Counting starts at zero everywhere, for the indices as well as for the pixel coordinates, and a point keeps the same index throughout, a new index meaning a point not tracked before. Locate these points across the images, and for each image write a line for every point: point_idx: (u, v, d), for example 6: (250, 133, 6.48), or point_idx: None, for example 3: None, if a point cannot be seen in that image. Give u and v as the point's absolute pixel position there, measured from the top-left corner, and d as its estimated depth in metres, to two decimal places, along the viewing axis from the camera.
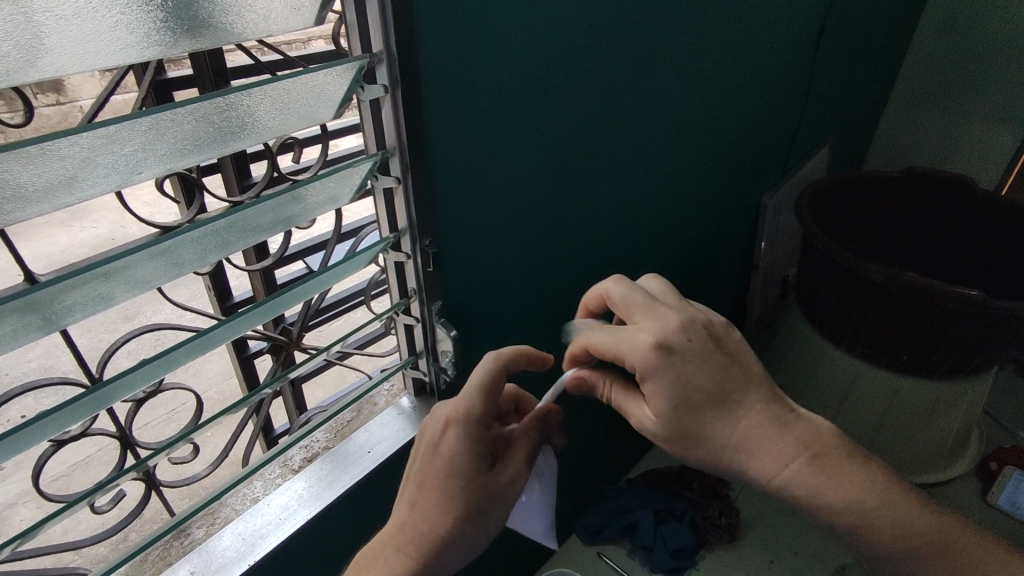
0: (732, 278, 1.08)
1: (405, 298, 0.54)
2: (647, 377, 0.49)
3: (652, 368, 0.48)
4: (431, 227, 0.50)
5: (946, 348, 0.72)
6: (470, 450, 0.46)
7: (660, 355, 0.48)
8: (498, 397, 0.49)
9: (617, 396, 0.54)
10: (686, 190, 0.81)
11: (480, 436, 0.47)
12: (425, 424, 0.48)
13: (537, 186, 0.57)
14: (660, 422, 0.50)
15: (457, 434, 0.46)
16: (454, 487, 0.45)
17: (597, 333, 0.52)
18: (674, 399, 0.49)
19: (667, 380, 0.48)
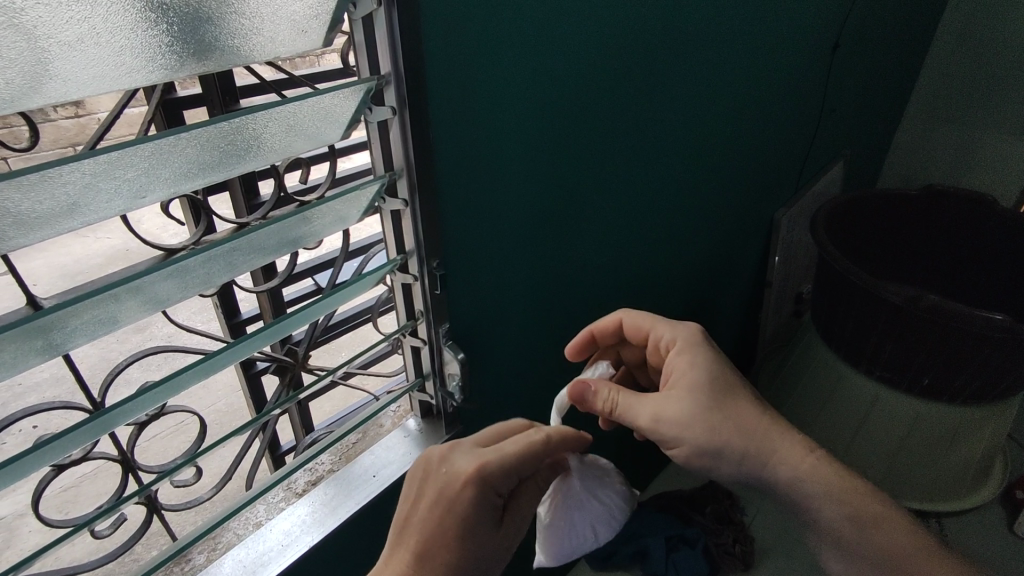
0: (746, 295, 1.07)
1: (412, 320, 0.53)
2: (683, 353, 0.58)
3: (691, 343, 0.59)
4: (439, 250, 0.49)
5: (970, 372, 0.70)
6: (483, 512, 0.46)
7: (698, 335, 0.59)
8: (525, 463, 0.47)
9: (629, 398, 0.56)
10: (699, 207, 0.80)
11: (493, 500, 0.46)
12: (441, 475, 0.46)
13: (547, 205, 0.57)
14: (687, 402, 0.56)
15: (471, 493, 0.45)
16: (460, 549, 0.45)
17: (630, 319, 0.63)
18: (708, 374, 0.57)
19: (701, 356, 0.58)
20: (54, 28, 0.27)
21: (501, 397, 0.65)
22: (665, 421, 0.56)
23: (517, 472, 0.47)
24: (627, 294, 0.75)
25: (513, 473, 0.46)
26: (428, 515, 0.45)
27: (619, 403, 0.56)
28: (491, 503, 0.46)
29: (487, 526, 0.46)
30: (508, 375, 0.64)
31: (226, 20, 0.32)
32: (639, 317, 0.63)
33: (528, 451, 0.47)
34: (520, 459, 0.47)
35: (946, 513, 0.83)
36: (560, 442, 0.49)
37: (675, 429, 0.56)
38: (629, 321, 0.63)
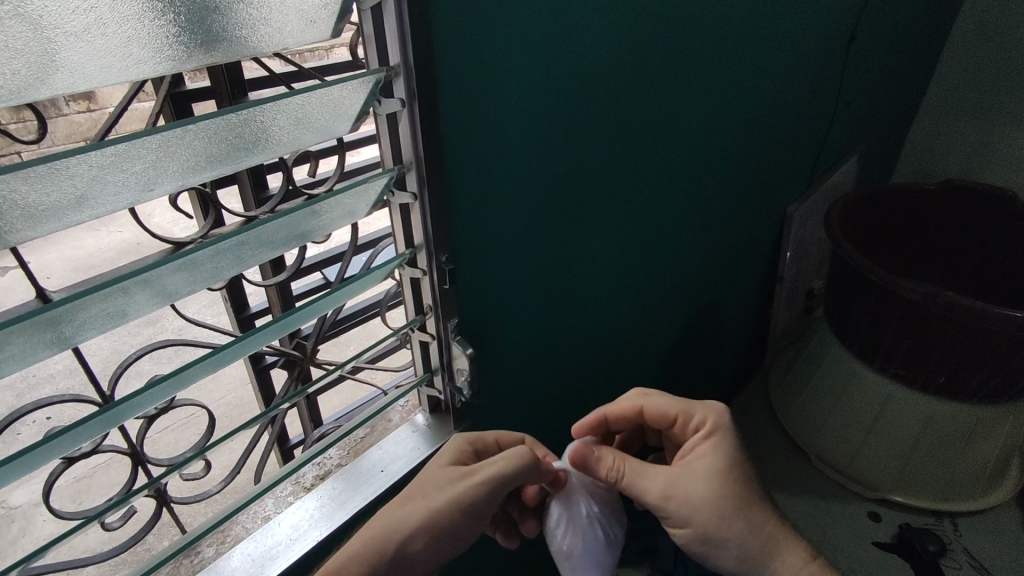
0: (757, 291, 1.06)
1: (421, 315, 0.53)
2: (714, 434, 0.57)
3: (720, 428, 0.57)
4: (448, 243, 0.48)
5: (988, 370, 0.69)
6: (456, 455, 0.54)
7: (728, 421, 0.58)
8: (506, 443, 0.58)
9: (636, 470, 0.56)
10: (710, 201, 0.79)
11: (469, 450, 0.55)
12: None
13: (556, 198, 0.56)
14: (704, 483, 0.55)
15: (453, 443, 0.55)
16: (427, 477, 0.53)
17: (653, 402, 0.61)
18: (732, 463, 0.56)
19: (727, 445, 0.57)
20: (59, 18, 0.27)
21: (511, 393, 0.64)
22: (673, 501, 0.55)
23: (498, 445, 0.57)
24: (638, 289, 0.74)
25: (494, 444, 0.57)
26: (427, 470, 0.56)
27: (625, 476, 0.56)
28: (468, 453, 0.55)
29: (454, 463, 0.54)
30: (516, 372, 0.63)
31: (233, 10, 0.32)
32: (664, 398, 0.61)
33: (513, 435, 0.58)
34: (504, 439, 0.58)
35: (958, 512, 0.79)
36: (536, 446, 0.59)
37: (685, 510, 0.55)
38: (651, 403, 0.60)
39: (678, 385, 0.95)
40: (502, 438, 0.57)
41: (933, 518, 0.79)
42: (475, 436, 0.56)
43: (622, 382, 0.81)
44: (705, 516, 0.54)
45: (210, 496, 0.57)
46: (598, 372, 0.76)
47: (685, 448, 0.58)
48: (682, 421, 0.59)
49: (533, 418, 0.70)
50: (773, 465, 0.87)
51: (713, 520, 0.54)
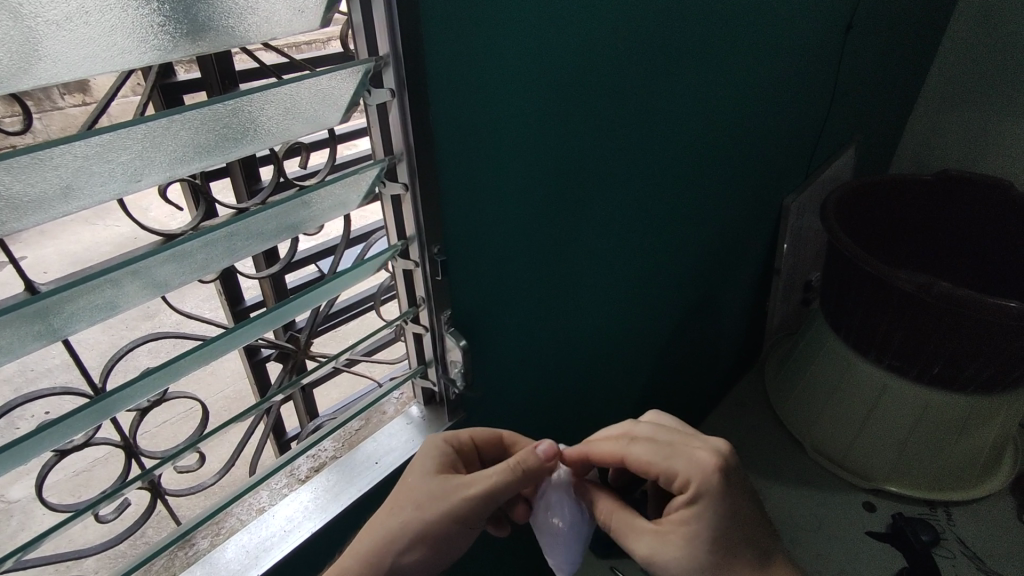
0: (753, 283, 1.06)
1: (414, 307, 0.53)
2: (696, 498, 0.51)
3: (705, 492, 0.50)
4: (440, 234, 0.48)
5: (982, 361, 0.69)
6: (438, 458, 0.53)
7: (718, 484, 0.50)
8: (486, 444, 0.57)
9: (625, 527, 0.55)
10: (705, 192, 0.78)
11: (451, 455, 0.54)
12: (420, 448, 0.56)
13: (549, 189, 0.56)
14: (683, 547, 0.52)
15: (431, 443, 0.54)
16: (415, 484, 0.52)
17: (638, 449, 0.54)
18: (718, 526, 0.51)
19: (716, 505, 0.51)
20: (40, 5, 0.27)
21: (505, 385, 0.64)
22: (656, 562, 0.53)
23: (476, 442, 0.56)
24: (632, 281, 0.74)
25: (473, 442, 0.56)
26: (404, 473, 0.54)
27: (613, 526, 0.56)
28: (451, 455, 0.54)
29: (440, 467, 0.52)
30: (511, 363, 0.63)
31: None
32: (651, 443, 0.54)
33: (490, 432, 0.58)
34: (482, 436, 0.57)
35: (952, 501, 0.80)
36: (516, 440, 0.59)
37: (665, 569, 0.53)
38: (635, 452, 0.54)
39: (674, 376, 0.95)
40: (477, 436, 0.57)
41: (927, 508, 0.80)
42: (450, 437, 0.55)
43: (617, 374, 0.82)
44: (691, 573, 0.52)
45: (204, 489, 0.56)
46: (593, 364, 0.76)
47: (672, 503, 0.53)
48: (666, 478, 0.52)
49: (528, 410, 0.70)
50: (768, 455, 0.87)
51: None
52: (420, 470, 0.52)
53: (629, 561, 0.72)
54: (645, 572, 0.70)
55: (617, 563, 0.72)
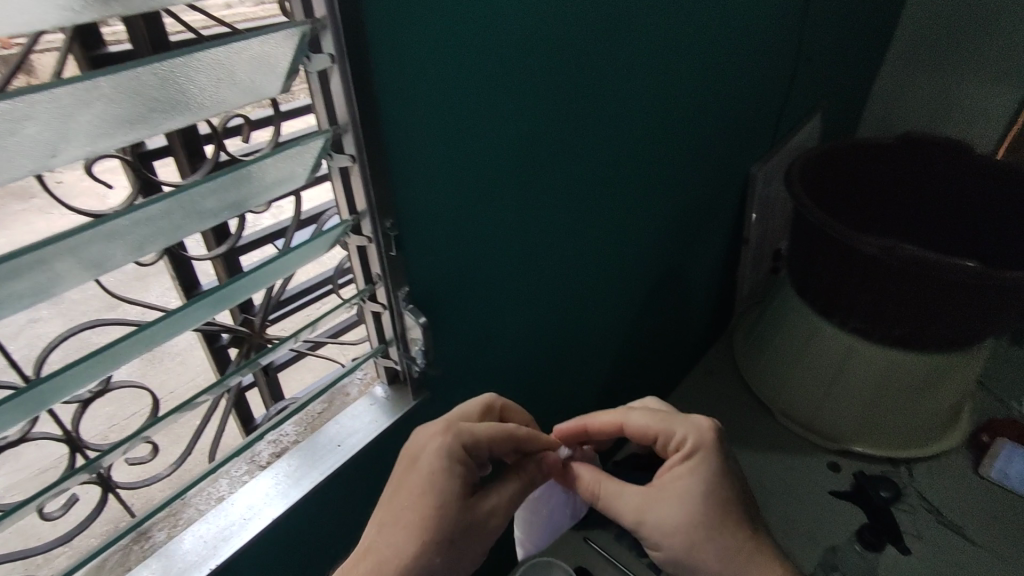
0: (722, 251, 1.06)
1: (370, 284, 0.51)
2: (692, 455, 0.56)
3: (700, 449, 0.56)
4: (392, 207, 0.46)
5: (941, 320, 0.70)
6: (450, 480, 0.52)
7: (713, 440, 0.56)
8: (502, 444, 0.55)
9: (612, 492, 0.58)
10: (670, 160, 0.77)
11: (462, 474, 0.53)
12: (418, 438, 0.55)
13: (507, 158, 0.54)
14: (679, 509, 0.55)
15: (440, 452, 0.52)
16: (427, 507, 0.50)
17: (635, 417, 0.60)
18: (710, 486, 0.55)
19: (711, 465, 0.55)
20: None
21: (471, 360, 0.63)
22: (644, 525, 0.56)
23: (488, 445, 0.54)
24: (598, 251, 0.73)
25: (485, 445, 0.54)
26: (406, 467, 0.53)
27: (600, 494, 0.58)
28: (463, 468, 0.53)
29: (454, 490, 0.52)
30: (476, 339, 0.62)
31: None
32: (650, 412, 0.60)
33: (500, 428, 0.55)
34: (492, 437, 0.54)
35: (913, 458, 0.82)
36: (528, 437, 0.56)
37: (655, 531, 0.56)
38: (633, 420, 0.60)
39: (644, 346, 0.96)
40: (497, 447, 0.55)
41: (890, 465, 0.82)
42: (471, 446, 0.53)
43: (587, 346, 0.81)
44: (674, 539, 0.55)
45: (160, 481, 0.54)
46: (562, 337, 0.75)
47: (666, 466, 0.57)
48: (665, 439, 0.58)
49: (497, 385, 0.69)
50: (736, 421, 0.89)
51: (687, 547, 0.55)
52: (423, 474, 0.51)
53: (601, 530, 0.72)
54: (619, 541, 0.70)
55: (589, 534, 0.72)
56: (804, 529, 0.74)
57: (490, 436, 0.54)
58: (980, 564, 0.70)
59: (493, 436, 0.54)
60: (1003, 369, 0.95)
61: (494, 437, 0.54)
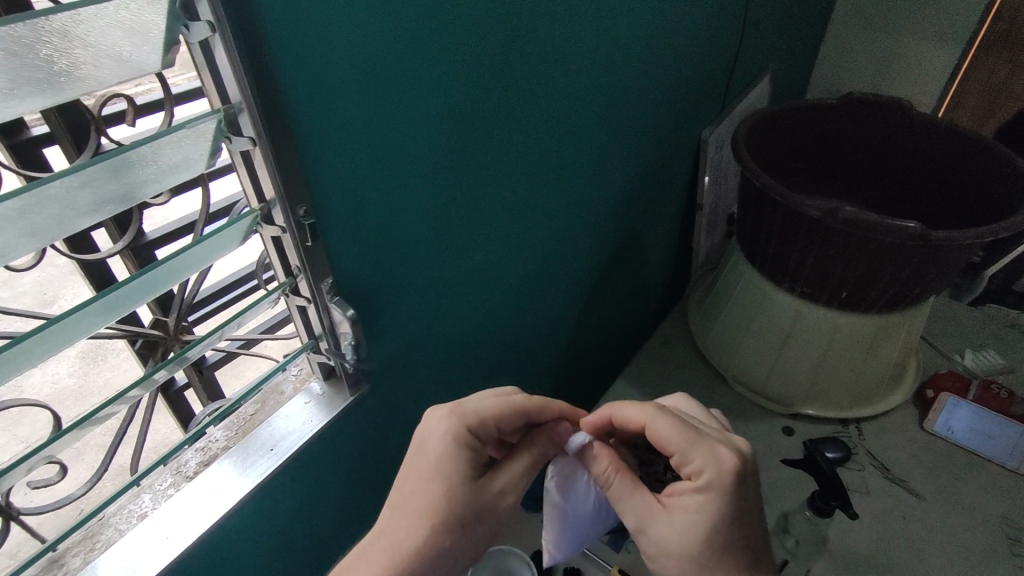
0: (674, 219, 1.04)
1: (291, 276, 0.47)
2: (704, 492, 0.48)
3: (715, 486, 0.48)
4: (304, 194, 0.42)
5: (887, 282, 0.70)
6: (460, 462, 0.50)
7: (731, 487, 0.48)
8: (503, 420, 0.53)
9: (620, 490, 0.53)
10: (616, 127, 0.74)
11: (469, 452, 0.51)
12: (422, 427, 0.54)
13: (437, 134, 0.50)
14: (680, 538, 0.50)
15: (446, 436, 0.51)
16: (437, 493, 0.49)
17: (661, 425, 0.52)
18: (718, 527, 0.49)
19: (722, 506, 0.48)
20: None
21: (411, 349, 0.60)
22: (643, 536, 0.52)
23: (493, 420, 0.53)
24: (544, 226, 0.70)
25: (490, 419, 0.53)
26: (411, 464, 0.52)
27: (612, 485, 0.53)
28: (469, 447, 0.52)
29: (461, 477, 0.50)
30: (414, 327, 0.59)
31: None
32: (677, 426, 0.51)
33: (506, 401, 0.54)
34: (497, 411, 0.53)
35: (863, 417, 0.83)
36: (541, 408, 0.55)
37: None
38: (659, 426, 0.52)
39: (599, 320, 0.94)
40: (503, 423, 0.53)
41: (841, 426, 0.83)
42: (475, 425, 0.52)
43: (537, 324, 0.79)
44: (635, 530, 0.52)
45: (72, 501, 0.50)
46: (510, 317, 0.73)
47: (677, 487, 0.51)
48: (680, 459, 0.51)
49: (442, 371, 0.67)
50: (691, 390, 0.88)
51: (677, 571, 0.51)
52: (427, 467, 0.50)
53: None
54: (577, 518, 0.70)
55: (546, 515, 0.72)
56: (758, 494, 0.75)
57: (496, 411, 0.53)
58: (926, 516, 0.72)
59: (497, 413, 0.53)
60: (945, 325, 0.97)
61: (498, 410, 0.53)
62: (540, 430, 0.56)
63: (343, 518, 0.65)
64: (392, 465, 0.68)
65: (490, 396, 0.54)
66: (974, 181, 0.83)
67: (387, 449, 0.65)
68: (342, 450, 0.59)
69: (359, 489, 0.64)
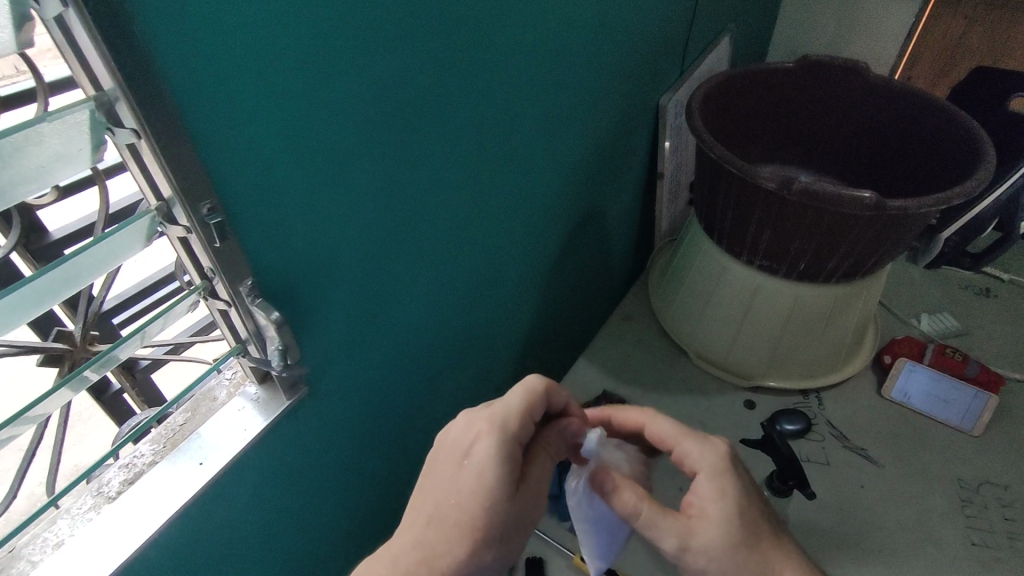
0: (634, 191, 1.01)
1: (205, 280, 0.43)
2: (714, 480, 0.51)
3: (721, 469, 0.51)
4: (209, 189, 0.38)
5: (843, 252, 0.68)
6: (502, 468, 0.48)
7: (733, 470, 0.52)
8: (533, 414, 0.51)
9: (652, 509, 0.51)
10: (566, 97, 0.70)
11: (510, 455, 0.48)
12: (457, 432, 0.52)
13: (365, 116, 0.45)
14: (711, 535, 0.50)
15: (492, 446, 0.48)
16: (479, 509, 0.47)
17: (661, 423, 0.57)
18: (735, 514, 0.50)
19: (737, 486, 0.51)
20: None
21: (352, 345, 0.57)
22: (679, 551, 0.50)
23: (528, 417, 0.50)
24: (494, 207, 0.66)
25: (525, 416, 0.50)
26: (443, 483, 0.49)
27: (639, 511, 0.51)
28: (512, 457, 0.49)
29: (503, 492, 0.48)
30: (354, 322, 0.55)
31: None
32: (675, 422, 0.57)
33: (532, 394, 0.52)
34: (527, 407, 0.51)
35: (822, 387, 0.83)
36: (555, 392, 0.54)
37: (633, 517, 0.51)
38: (659, 424, 0.57)
39: (558, 298, 0.92)
40: (534, 418, 0.51)
41: (801, 396, 0.83)
42: (516, 423, 0.49)
43: (491, 308, 0.76)
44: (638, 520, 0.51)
45: None
46: (461, 303, 0.70)
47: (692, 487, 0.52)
48: (680, 454, 0.55)
49: (390, 364, 0.64)
50: (653, 366, 0.87)
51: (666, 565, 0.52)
52: (451, 487, 0.49)
53: None
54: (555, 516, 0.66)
55: None
56: None
57: (528, 406, 0.51)
58: (884, 483, 0.72)
59: (527, 409, 0.51)
60: (901, 289, 0.97)
61: (528, 405, 0.51)
62: (548, 427, 0.54)
63: (294, 522, 0.62)
64: (343, 463, 0.65)
65: (514, 391, 0.52)
66: (929, 147, 0.82)
67: (336, 447, 0.62)
68: (285, 456, 0.56)
69: (308, 492, 0.61)
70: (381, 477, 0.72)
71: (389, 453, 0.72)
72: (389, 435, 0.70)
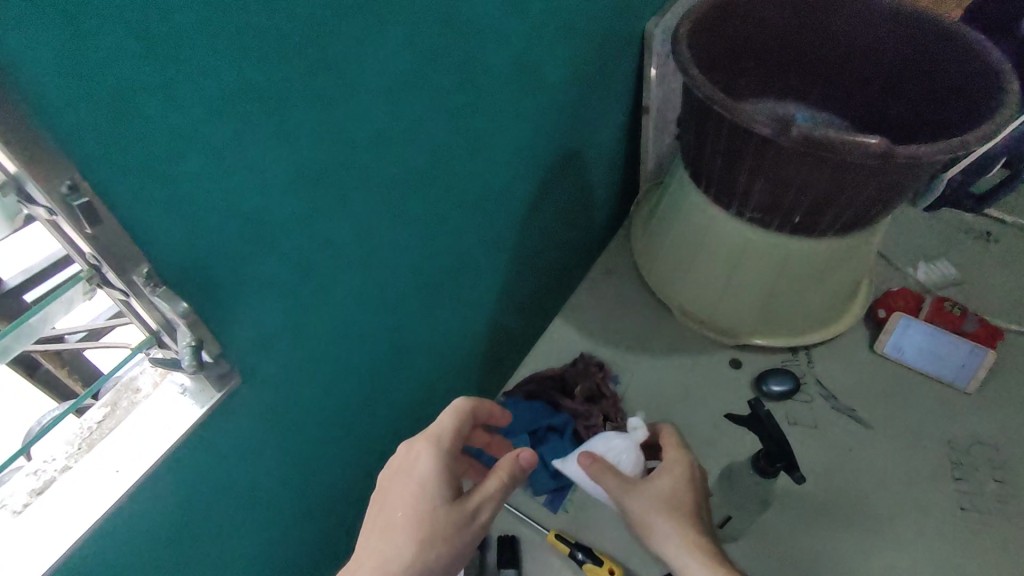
0: (616, 130, 0.92)
1: (90, 267, 0.36)
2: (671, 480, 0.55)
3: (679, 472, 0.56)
4: (65, 162, 0.30)
5: (843, 204, 0.62)
6: (434, 481, 0.50)
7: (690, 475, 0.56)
8: (463, 429, 0.54)
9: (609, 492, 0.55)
10: (534, 25, 0.60)
11: (443, 469, 0.51)
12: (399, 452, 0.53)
13: (271, 56, 0.36)
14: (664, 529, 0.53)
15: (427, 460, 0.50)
16: (417, 511, 0.49)
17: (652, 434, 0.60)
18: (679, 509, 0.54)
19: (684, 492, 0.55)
20: None
21: (291, 326, 0.50)
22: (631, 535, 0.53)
23: (458, 432, 0.53)
24: (451, 157, 0.58)
25: (456, 431, 0.53)
26: (395, 494, 0.50)
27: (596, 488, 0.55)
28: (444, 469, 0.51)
29: (435, 502, 0.49)
30: (291, 300, 0.49)
31: None
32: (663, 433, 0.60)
33: (461, 409, 0.54)
34: (458, 422, 0.53)
35: (813, 343, 0.78)
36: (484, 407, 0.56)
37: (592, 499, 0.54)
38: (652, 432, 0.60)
39: (533, 252, 0.85)
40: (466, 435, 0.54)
41: (790, 353, 0.79)
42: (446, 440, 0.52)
43: (456, 269, 0.69)
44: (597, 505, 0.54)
45: None
46: (420, 267, 0.62)
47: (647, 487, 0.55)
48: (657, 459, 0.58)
49: (340, 339, 0.57)
50: (633, 324, 0.82)
51: None
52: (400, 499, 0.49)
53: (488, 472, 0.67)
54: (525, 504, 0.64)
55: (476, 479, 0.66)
56: (703, 436, 0.71)
57: (457, 422, 0.53)
58: (871, 446, 0.69)
59: (457, 423, 0.53)
60: (899, 233, 0.91)
61: (459, 420, 0.53)
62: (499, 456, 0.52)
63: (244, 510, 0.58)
64: (296, 445, 0.60)
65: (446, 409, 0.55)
66: (941, 80, 0.73)
67: (285, 432, 0.57)
68: (224, 448, 0.51)
69: (258, 478, 0.57)
70: (342, 453, 0.68)
71: (350, 429, 0.67)
72: (348, 411, 0.65)
